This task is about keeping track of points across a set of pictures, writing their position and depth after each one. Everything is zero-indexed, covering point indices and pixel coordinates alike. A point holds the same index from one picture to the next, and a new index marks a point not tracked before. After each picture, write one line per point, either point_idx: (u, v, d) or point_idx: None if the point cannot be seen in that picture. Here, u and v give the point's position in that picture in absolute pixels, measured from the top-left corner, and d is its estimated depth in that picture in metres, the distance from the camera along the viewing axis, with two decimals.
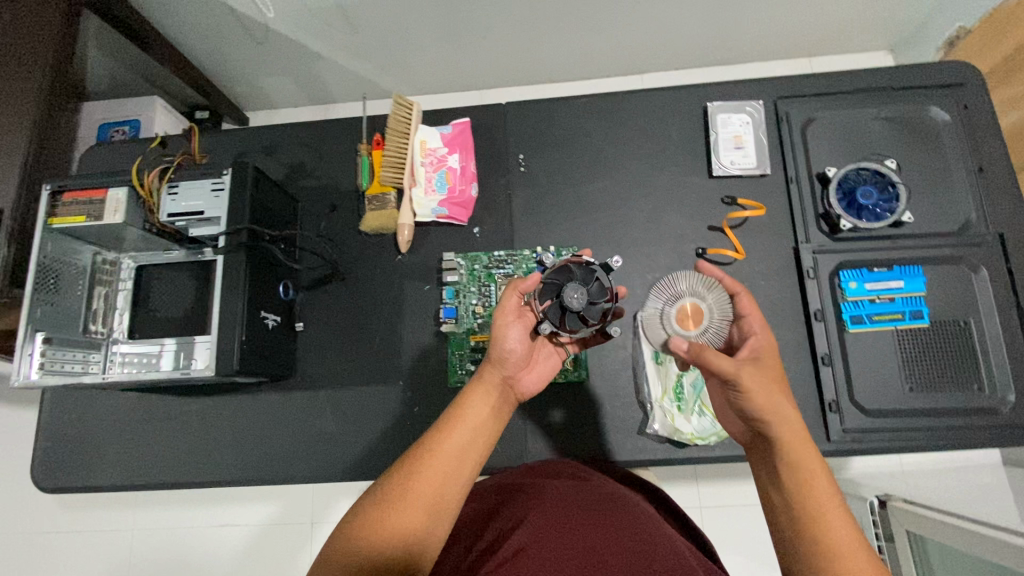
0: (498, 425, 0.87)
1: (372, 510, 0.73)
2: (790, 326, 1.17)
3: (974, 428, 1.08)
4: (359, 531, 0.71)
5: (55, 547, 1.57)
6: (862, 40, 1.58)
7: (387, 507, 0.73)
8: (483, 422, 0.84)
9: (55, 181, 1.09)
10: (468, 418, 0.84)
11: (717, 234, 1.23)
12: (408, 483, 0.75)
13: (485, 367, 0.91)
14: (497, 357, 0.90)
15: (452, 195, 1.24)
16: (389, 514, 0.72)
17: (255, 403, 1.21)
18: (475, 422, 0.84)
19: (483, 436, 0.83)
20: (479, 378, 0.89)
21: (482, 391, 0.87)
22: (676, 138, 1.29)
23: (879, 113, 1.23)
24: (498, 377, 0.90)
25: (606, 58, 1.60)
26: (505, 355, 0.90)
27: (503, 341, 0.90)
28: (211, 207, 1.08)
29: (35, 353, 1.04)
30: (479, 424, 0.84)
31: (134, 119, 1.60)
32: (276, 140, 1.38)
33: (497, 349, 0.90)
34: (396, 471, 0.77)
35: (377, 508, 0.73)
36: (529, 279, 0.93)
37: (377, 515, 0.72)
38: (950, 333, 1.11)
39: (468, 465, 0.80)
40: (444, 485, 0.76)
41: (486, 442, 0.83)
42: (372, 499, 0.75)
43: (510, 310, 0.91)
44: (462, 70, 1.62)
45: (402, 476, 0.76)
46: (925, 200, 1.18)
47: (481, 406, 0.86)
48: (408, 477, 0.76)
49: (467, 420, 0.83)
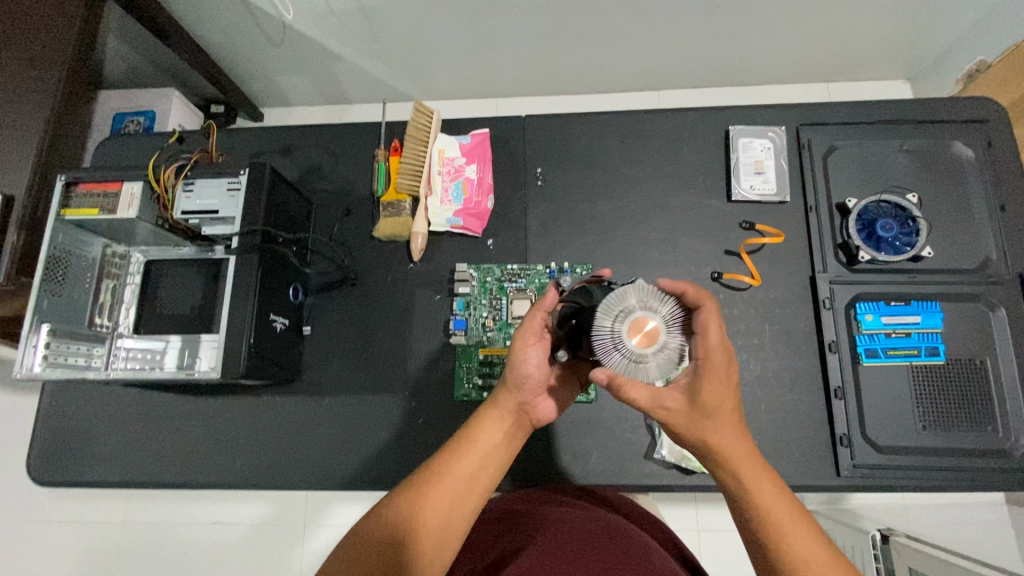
0: (511, 451, 0.83)
1: (377, 532, 0.72)
2: (802, 356, 1.16)
3: (988, 470, 1.06)
4: (363, 555, 0.71)
5: (40, 538, 1.54)
6: (885, 69, 1.57)
7: (393, 532, 0.72)
8: (495, 450, 0.80)
9: (69, 172, 1.08)
10: (480, 444, 0.80)
11: (733, 259, 1.22)
12: (415, 510, 0.73)
13: (502, 390, 0.84)
14: (515, 381, 0.82)
15: (468, 206, 1.24)
16: (395, 540, 0.71)
17: (259, 405, 1.20)
18: (486, 448, 0.80)
19: (494, 463, 0.79)
20: (494, 401, 0.83)
21: (496, 416, 0.82)
22: (696, 160, 1.28)
23: (902, 145, 1.22)
24: (514, 402, 0.83)
25: (626, 74, 1.59)
26: (523, 380, 0.82)
27: (522, 365, 0.81)
28: (226, 206, 1.07)
29: (39, 345, 1.03)
30: (491, 450, 0.80)
31: (150, 109, 1.60)
32: (294, 141, 1.37)
33: (515, 373, 0.81)
34: (403, 493, 0.75)
35: (382, 531, 0.72)
36: (551, 297, 0.79)
37: (383, 538, 0.72)
38: (966, 372, 1.09)
39: (477, 493, 0.77)
40: (452, 515, 0.74)
41: (498, 469, 0.80)
42: (377, 520, 0.73)
43: (533, 332, 0.80)
44: (482, 79, 1.61)
45: (408, 500, 0.74)
46: (945, 235, 1.17)
47: (494, 432, 0.81)
48: (414, 502, 0.73)
49: (478, 447, 0.79)
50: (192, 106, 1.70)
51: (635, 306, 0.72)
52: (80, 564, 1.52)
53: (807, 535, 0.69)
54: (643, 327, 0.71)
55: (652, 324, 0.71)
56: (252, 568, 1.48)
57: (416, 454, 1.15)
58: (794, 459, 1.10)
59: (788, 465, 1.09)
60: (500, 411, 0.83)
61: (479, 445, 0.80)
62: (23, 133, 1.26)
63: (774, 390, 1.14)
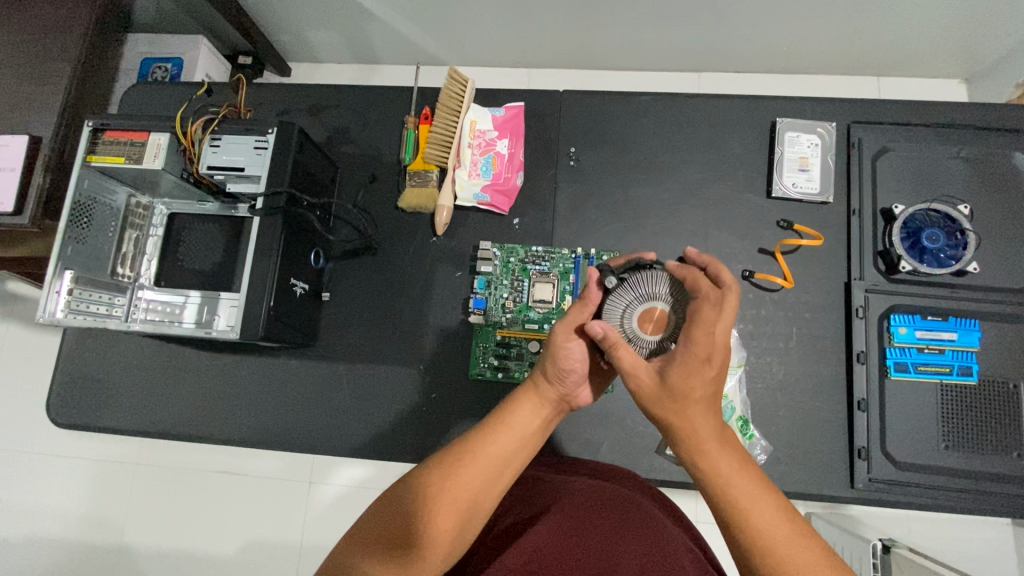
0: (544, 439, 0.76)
1: (401, 501, 0.66)
2: (828, 364, 1.13)
3: (1007, 496, 1.03)
4: (383, 520, 0.65)
5: (51, 471, 1.57)
6: (942, 67, 1.47)
7: (418, 502, 0.66)
8: (531, 434, 0.73)
9: (97, 118, 1.06)
10: (517, 425, 0.73)
11: (767, 258, 1.18)
12: (443, 482, 0.67)
13: (543, 378, 0.78)
14: (556, 368, 0.76)
15: (496, 181, 1.20)
16: (421, 509, 0.65)
17: (275, 366, 1.21)
18: (521, 433, 0.73)
19: (527, 448, 0.73)
20: (533, 386, 0.77)
21: (533, 400, 0.76)
22: (737, 152, 1.23)
23: (959, 152, 1.16)
24: (555, 391, 0.77)
25: (668, 52, 1.51)
26: (564, 370, 0.75)
27: (564, 357, 0.75)
28: (252, 164, 1.04)
29: (62, 291, 1.03)
30: (526, 435, 0.73)
31: (178, 57, 1.56)
32: (323, 101, 1.34)
33: (557, 361, 0.75)
34: (434, 464, 0.69)
35: (407, 501, 0.66)
36: (593, 291, 0.75)
37: (408, 509, 0.65)
38: (996, 394, 1.06)
39: (507, 475, 0.71)
40: (480, 492, 0.68)
41: (530, 454, 0.73)
42: (402, 488, 0.68)
43: (573, 325, 0.74)
44: (518, 47, 1.55)
45: (438, 472, 0.68)
46: (993, 252, 1.12)
47: (530, 417, 0.75)
48: (448, 474, 0.68)
49: (514, 429, 0.73)
50: (219, 55, 1.64)
51: (661, 295, 0.75)
52: (86, 500, 1.55)
53: (777, 519, 0.65)
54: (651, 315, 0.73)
55: (660, 314, 0.74)
56: (254, 521, 1.50)
57: (427, 428, 1.15)
58: (808, 467, 1.08)
59: (800, 473, 1.08)
60: (537, 395, 0.77)
61: (514, 427, 0.73)
62: (54, 74, 1.25)
63: (795, 396, 1.12)
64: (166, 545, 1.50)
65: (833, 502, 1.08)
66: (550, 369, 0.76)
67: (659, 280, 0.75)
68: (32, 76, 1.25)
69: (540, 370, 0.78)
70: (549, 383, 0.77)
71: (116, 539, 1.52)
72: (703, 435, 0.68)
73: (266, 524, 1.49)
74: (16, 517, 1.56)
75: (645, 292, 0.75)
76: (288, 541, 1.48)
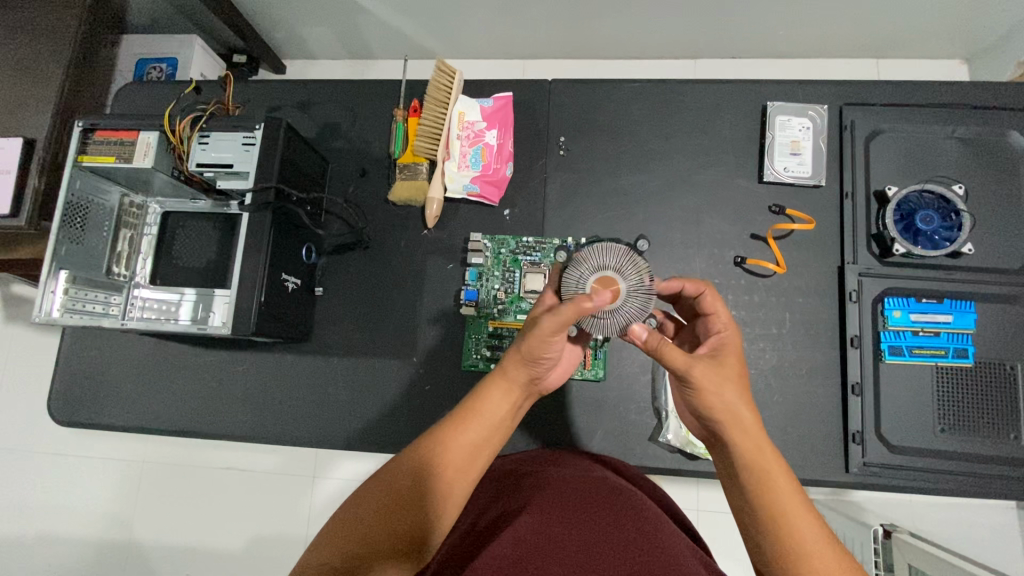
0: (512, 425, 0.79)
1: (376, 501, 0.66)
2: (822, 349, 1.12)
3: (1005, 479, 1.02)
4: (364, 522, 0.65)
5: (58, 469, 1.59)
6: (940, 47, 1.44)
7: (395, 496, 0.67)
8: (500, 421, 0.75)
9: (87, 118, 1.07)
10: (486, 414, 0.75)
11: (759, 244, 1.17)
12: (418, 475, 0.68)
13: (513, 364, 0.76)
14: (531, 355, 0.74)
15: (486, 173, 1.20)
16: (399, 502, 0.66)
17: (271, 361, 1.22)
18: (490, 421, 0.75)
19: (497, 436, 0.75)
20: (503, 374, 0.76)
21: (502, 387, 0.77)
22: (728, 137, 1.22)
23: (953, 132, 1.14)
24: (525, 376, 0.77)
25: (660, 40, 1.50)
26: (542, 354, 0.73)
27: (544, 349, 0.72)
28: (241, 160, 1.05)
29: (58, 291, 1.04)
30: (495, 424, 0.75)
31: (172, 57, 1.56)
32: (313, 97, 1.34)
33: (536, 345, 0.72)
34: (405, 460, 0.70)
35: (382, 496, 0.66)
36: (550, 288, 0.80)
37: (385, 503, 0.66)
38: (993, 377, 1.05)
39: (480, 462, 0.73)
40: (455, 484, 0.69)
41: (500, 440, 0.76)
42: (378, 486, 0.68)
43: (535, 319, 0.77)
44: (508, 38, 1.54)
45: (410, 468, 0.69)
46: (989, 232, 1.10)
47: (499, 405, 0.76)
48: (421, 470, 0.68)
49: (483, 418, 0.74)
50: (213, 53, 1.63)
51: (610, 266, 0.78)
52: (93, 496, 1.57)
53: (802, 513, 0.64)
54: (604, 285, 0.77)
55: (615, 284, 0.78)
56: (259, 515, 1.51)
57: (421, 420, 1.16)
58: (804, 453, 1.08)
59: (795, 459, 1.07)
60: (507, 382, 0.77)
61: (484, 417, 0.74)
62: (48, 76, 1.26)
63: (789, 381, 1.11)
64: (174, 540, 1.53)
65: (829, 487, 1.08)
66: (525, 355, 0.74)
67: (606, 252, 0.79)
68: (26, 79, 1.26)
69: (515, 356, 0.75)
70: (518, 368, 0.77)
71: (125, 535, 1.54)
72: (750, 430, 0.68)
73: (271, 519, 1.51)
74: (26, 515, 1.59)
75: (596, 264, 0.78)
76: (292, 535, 1.49)
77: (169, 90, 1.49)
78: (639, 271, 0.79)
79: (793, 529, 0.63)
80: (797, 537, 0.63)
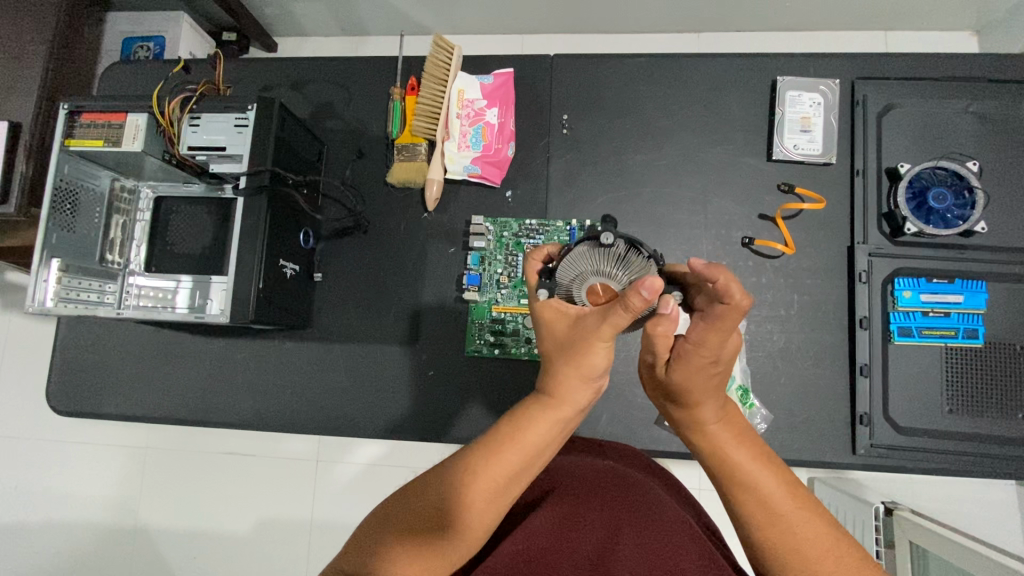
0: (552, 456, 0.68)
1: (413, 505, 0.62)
2: (830, 331, 1.10)
3: (1012, 459, 1.02)
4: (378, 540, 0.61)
5: (61, 457, 1.59)
6: (950, 18, 1.39)
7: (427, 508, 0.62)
8: (542, 451, 0.65)
9: (73, 100, 1.03)
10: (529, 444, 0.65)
11: (767, 224, 1.14)
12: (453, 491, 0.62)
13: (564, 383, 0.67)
14: (589, 370, 0.66)
15: (487, 153, 1.16)
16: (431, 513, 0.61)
17: (271, 348, 1.20)
18: (530, 450, 0.64)
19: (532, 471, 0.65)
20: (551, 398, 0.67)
21: (549, 415, 0.66)
22: (735, 114, 1.18)
23: (968, 107, 1.11)
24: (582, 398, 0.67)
25: (662, 13, 1.44)
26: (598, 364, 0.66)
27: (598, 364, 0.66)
28: (234, 143, 1.01)
29: (50, 280, 1.01)
30: (534, 454, 0.65)
31: (160, 35, 1.49)
32: (307, 75, 1.30)
33: (595, 356, 0.66)
34: (429, 486, 0.63)
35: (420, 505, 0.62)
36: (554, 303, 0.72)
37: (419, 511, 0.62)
38: (1003, 356, 1.04)
39: (512, 493, 0.64)
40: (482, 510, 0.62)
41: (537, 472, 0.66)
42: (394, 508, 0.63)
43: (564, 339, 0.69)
44: (505, 12, 1.48)
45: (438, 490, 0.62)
46: (1002, 210, 1.08)
47: (543, 433, 0.65)
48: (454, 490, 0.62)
49: (522, 446, 0.64)
50: (203, 31, 1.56)
51: (590, 273, 0.72)
52: (97, 482, 1.57)
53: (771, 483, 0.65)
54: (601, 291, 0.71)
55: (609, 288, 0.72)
56: (265, 500, 1.51)
57: (424, 405, 1.15)
58: (810, 435, 1.07)
59: (801, 441, 1.07)
60: (557, 406, 0.67)
61: (523, 445, 0.65)
62: (30, 57, 1.22)
63: (797, 363, 1.10)
64: (180, 525, 1.53)
65: (833, 468, 1.08)
66: (581, 368, 0.66)
67: (583, 259, 0.72)
68: (6, 59, 1.21)
69: (569, 375, 0.67)
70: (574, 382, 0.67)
71: (131, 519, 1.55)
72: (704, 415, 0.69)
73: (277, 503, 1.51)
74: (30, 502, 1.59)
75: (576, 276, 0.73)
76: (299, 518, 1.50)
77: (157, 68, 1.43)
78: (620, 255, 0.72)
79: (765, 512, 0.63)
80: (766, 519, 0.63)
